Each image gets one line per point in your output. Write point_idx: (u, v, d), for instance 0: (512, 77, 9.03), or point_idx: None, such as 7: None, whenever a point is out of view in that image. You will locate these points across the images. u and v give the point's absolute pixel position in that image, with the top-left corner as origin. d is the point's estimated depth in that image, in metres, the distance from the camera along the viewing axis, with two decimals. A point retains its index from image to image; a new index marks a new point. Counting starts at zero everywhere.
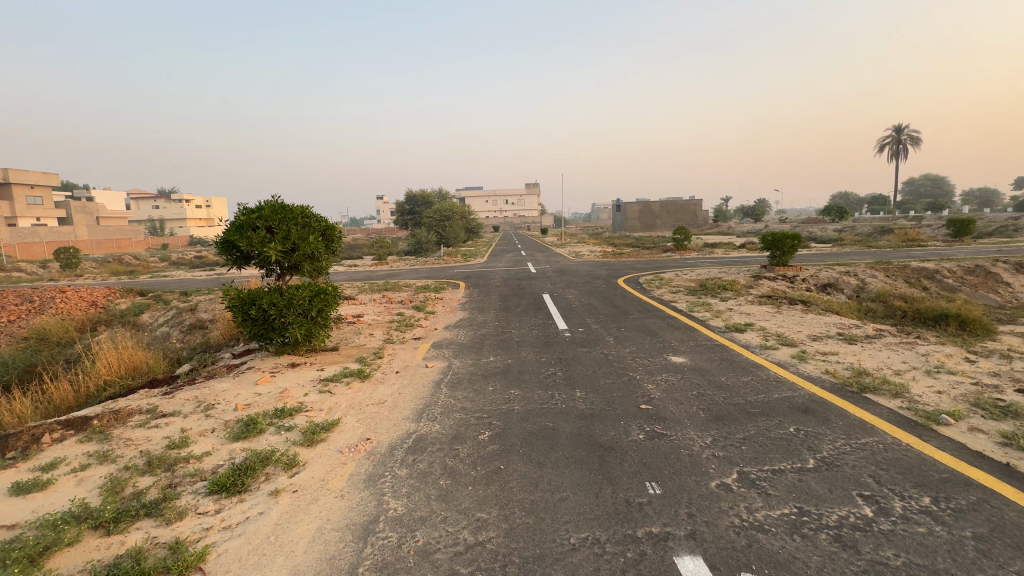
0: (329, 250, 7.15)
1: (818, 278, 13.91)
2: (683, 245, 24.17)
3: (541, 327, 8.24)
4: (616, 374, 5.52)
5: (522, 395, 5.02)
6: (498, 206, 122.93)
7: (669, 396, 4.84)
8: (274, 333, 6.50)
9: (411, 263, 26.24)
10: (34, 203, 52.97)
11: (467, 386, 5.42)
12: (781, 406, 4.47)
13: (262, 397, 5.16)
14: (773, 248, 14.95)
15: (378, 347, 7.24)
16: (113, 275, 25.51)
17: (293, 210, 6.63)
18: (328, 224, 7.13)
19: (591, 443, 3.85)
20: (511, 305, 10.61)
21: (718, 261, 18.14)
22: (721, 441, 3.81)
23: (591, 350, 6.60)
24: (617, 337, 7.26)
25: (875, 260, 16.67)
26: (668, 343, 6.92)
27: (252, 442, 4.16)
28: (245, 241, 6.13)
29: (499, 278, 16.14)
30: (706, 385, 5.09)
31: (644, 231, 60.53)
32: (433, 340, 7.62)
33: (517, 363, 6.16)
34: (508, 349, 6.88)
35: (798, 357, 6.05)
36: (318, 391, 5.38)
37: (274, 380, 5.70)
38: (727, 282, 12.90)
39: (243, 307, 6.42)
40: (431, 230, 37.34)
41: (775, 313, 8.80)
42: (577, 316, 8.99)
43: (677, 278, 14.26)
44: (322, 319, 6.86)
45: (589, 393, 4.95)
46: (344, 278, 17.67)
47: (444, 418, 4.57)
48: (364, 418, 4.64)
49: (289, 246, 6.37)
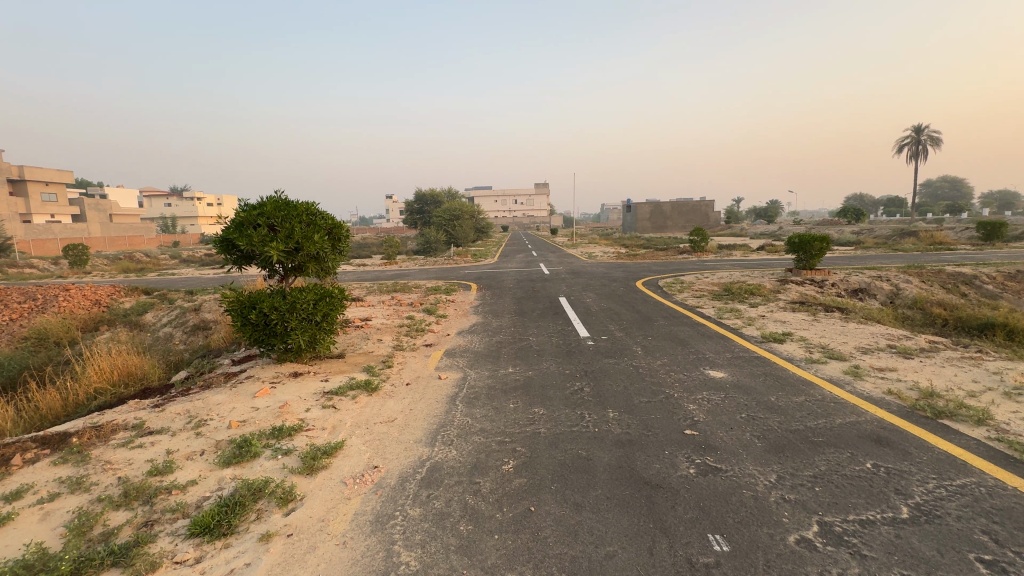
0: (336, 250, 6.65)
1: (848, 283, 13.22)
2: (700, 247, 23.53)
3: (561, 334, 7.72)
4: (650, 391, 4.96)
5: (548, 415, 4.48)
6: (507, 206, 122.37)
7: (716, 419, 4.27)
8: (276, 339, 6.02)
9: (420, 263, 25.75)
10: (48, 200, 53.44)
11: (485, 402, 4.88)
12: (849, 436, 3.87)
13: (259, 413, 4.67)
14: (800, 250, 14.26)
15: (386, 355, 6.73)
16: (122, 273, 25.32)
17: (298, 207, 6.14)
18: (335, 222, 6.63)
19: (635, 479, 3.30)
20: (526, 309, 10.07)
21: (739, 264, 17.44)
22: (788, 480, 3.24)
23: (619, 362, 6.04)
24: (645, 347, 6.70)
25: (906, 264, 15.91)
26: (703, 354, 6.33)
27: (244, 469, 3.65)
28: (243, 240, 5.65)
29: (512, 279, 15.62)
30: (755, 406, 4.51)
31: (655, 232, 59.75)
32: (446, 348, 7.11)
33: (539, 376, 5.61)
34: (528, 359, 6.34)
35: (853, 374, 5.43)
36: (321, 406, 4.87)
37: (273, 393, 5.21)
38: (752, 286, 12.26)
39: (242, 311, 5.94)
40: (441, 229, 36.95)
41: (813, 321, 8.18)
42: (599, 323, 8.42)
43: (698, 281, 13.65)
44: (327, 325, 6.36)
45: (623, 414, 4.40)
46: (352, 278, 17.28)
47: (461, 441, 4.03)
48: (372, 440, 4.12)
49: (292, 246, 5.88)
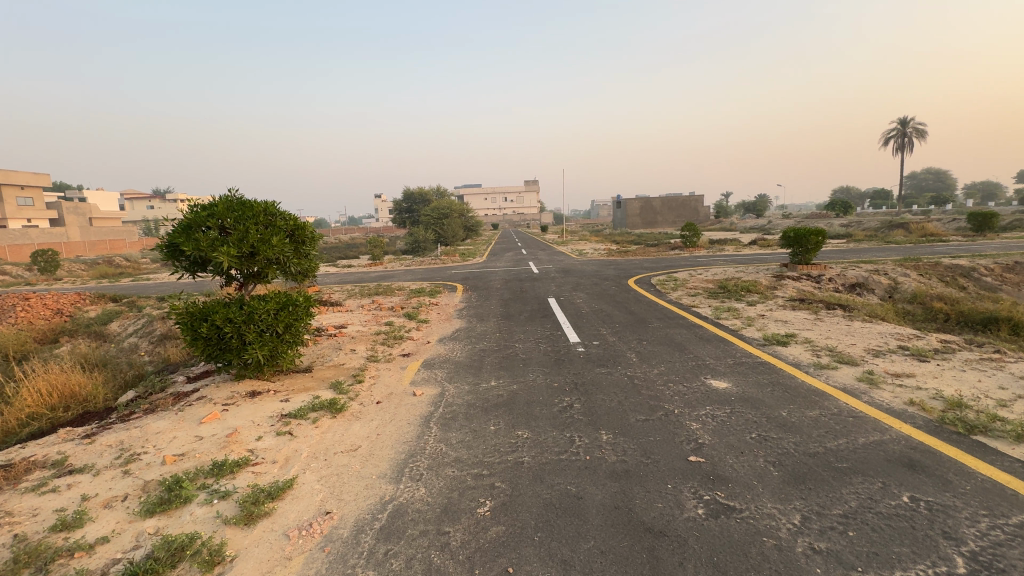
0: (299, 254, 6.04)
1: (845, 278, 12.84)
2: (691, 243, 23.20)
3: (549, 339, 7.19)
4: (648, 407, 4.44)
5: (533, 439, 3.93)
6: (497, 204, 121.66)
7: (723, 440, 3.76)
8: (232, 354, 5.41)
9: (406, 263, 25.04)
10: (23, 204, 51.84)
11: (463, 424, 4.33)
12: (877, 461, 3.37)
13: (202, 444, 4.06)
14: (795, 244, 13.86)
15: (358, 368, 6.13)
16: (95, 279, 24.33)
17: (255, 207, 5.53)
18: (299, 223, 6.02)
19: (634, 525, 2.76)
20: (513, 312, 9.52)
21: (732, 260, 17.04)
22: (815, 522, 2.72)
23: (611, 371, 5.52)
24: (640, 354, 6.18)
25: (902, 257, 15.60)
26: (702, 360, 5.82)
27: (168, 520, 3.05)
28: (189, 244, 5.01)
29: (500, 279, 15.06)
30: (766, 424, 4.01)
31: (646, 227, 59.54)
32: (425, 358, 6.53)
33: (524, 391, 5.07)
34: (513, 370, 5.80)
35: (868, 383, 4.94)
36: (276, 433, 4.28)
37: (224, 417, 4.61)
38: (748, 283, 11.82)
39: (193, 323, 5.35)
40: (429, 228, 36.22)
41: (816, 320, 7.72)
42: (590, 326, 7.88)
43: (692, 278, 13.20)
44: (290, 337, 5.77)
45: (618, 437, 3.87)
46: (334, 281, 16.60)
47: (432, 476, 3.47)
48: (328, 477, 3.54)
49: (247, 251, 5.25)
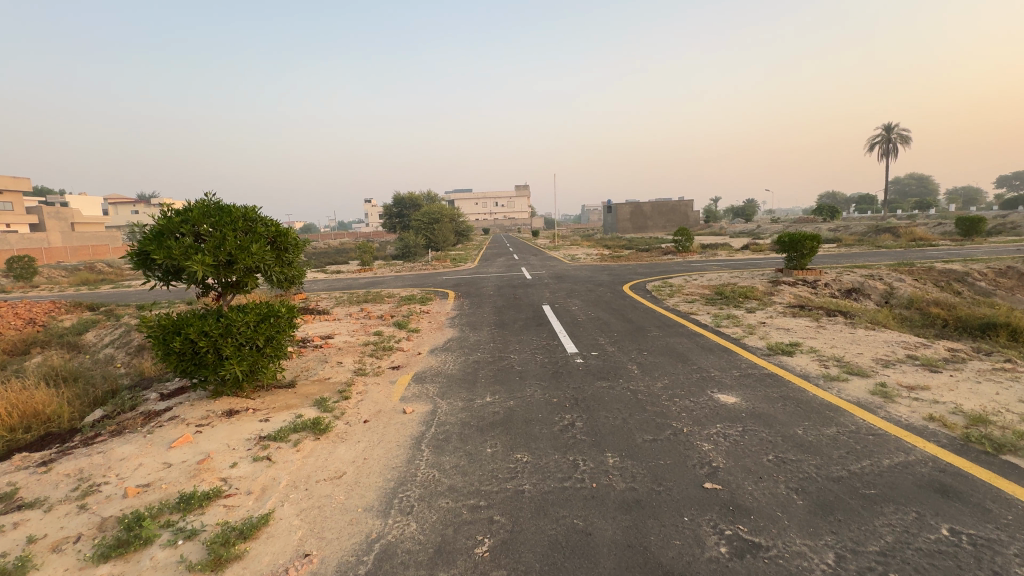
0: (281, 261, 5.68)
1: (841, 283, 12.73)
2: (684, 248, 23.13)
3: (546, 350, 6.90)
4: (655, 425, 4.16)
5: (534, 463, 3.63)
6: (488, 209, 121.52)
7: (739, 463, 3.48)
8: (208, 370, 5.04)
9: (397, 269, 24.64)
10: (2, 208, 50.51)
11: (457, 446, 4.01)
12: (906, 486, 3.12)
13: (169, 473, 3.70)
14: (790, 249, 13.74)
15: (344, 383, 5.78)
16: (74, 285, 23.57)
17: (233, 213, 5.18)
18: (281, 229, 5.66)
19: (652, 568, 2.47)
20: (507, 320, 9.21)
21: (726, 265, 16.90)
22: (852, 562, 2.45)
23: (613, 385, 5.23)
24: (641, 365, 5.90)
25: (895, 262, 15.58)
26: (707, 372, 5.56)
27: (124, 566, 2.69)
28: (160, 252, 4.64)
29: (492, 286, 14.76)
30: (782, 443, 3.75)
31: (637, 232, 59.71)
32: (415, 371, 6.20)
33: (522, 407, 4.76)
34: (509, 384, 5.49)
35: (883, 396, 4.70)
36: (253, 458, 3.93)
37: (197, 440, 4.24)
38: (745, 288, 11.64)
39: (166, 337, 4.97)
40: (419, 233, 35.84)
41: (819, 328, 7.52)
42: (588, 335, 7.61)
43: (687, 284, 13.01)
44: (271, 350, 5.41)
45: (625, 460, 3.58)
46: (322, 287, 16.17)
47: (424, 509, 3.15)
48: (308, 510, 3.20)
49: (224, 258, 4.89)
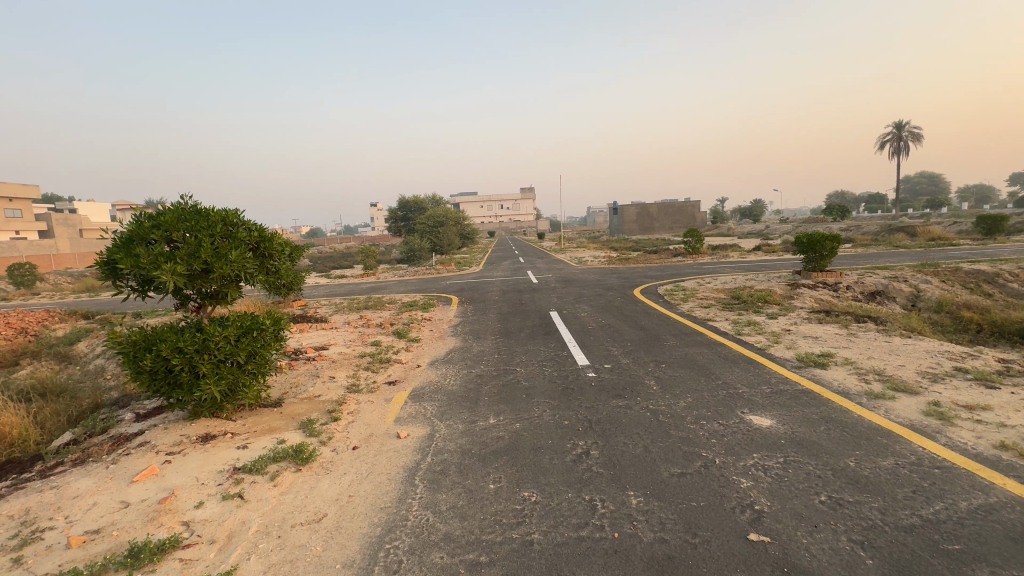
0: (266, 269, 5.21)
1: (864, 285, 12.10)
2: (694, 249, 22.54)
3: (554, 362, 6.38)
4: (682, 455, 3.63)
5: (543, 505, 3.11)
6: (494, 211, 121.17)
7: (787, 507, 2.94)
8: (183, 390, 4.58)
9: (400, 273, 24.21)
10: (12, 215, 50.85)
11: (455, 482, 3.49)
12: (998, 539, 2.56)
13: (125, 515, 3.22)
14: (809, 250, 13.11)
15: (335, 401, 5.28)
16: (75, 292, 23.32)
17: (211, 217, 4.71)
18: (266, 234, 5.16)
19: None
20: (513, 328, 8.70)
21: (740, 267, 16.26)
22: None
23: (630, 405, 4.70)
24: (660, 380, 5.36)
25: (918, 263, 14.87)
26: (734, 388, 5.02)
27: None
28: (127, 260, 4.16)
29: (497, 290, 14.26)
30: (835, 480, 3.19)
31: (643, 233, 59.07)
32: (413, 387, 5.70)
33: (529, 432, 4.25)
34: (515, 402, 4.97)
35: (939, 418, 4.12)
36: (223, 495, 3.44)
37: (163, 473, 3.77)
38: (762, 292, 11.07)
39: (136, 354, 4.51)
40: (424, 237, 35.45)
41: (850, 336, 6.93)
42: (599, 345, 7.08)
43: (701, 288, 12.42)
44: (254, 367, 4.95)
45: (651, 502, 3.05)
46: (323, 293, 15.74)
47: (413, 567, 2.63)
48: (276, 567, 2.70)
49: (198, 267, 4.40)
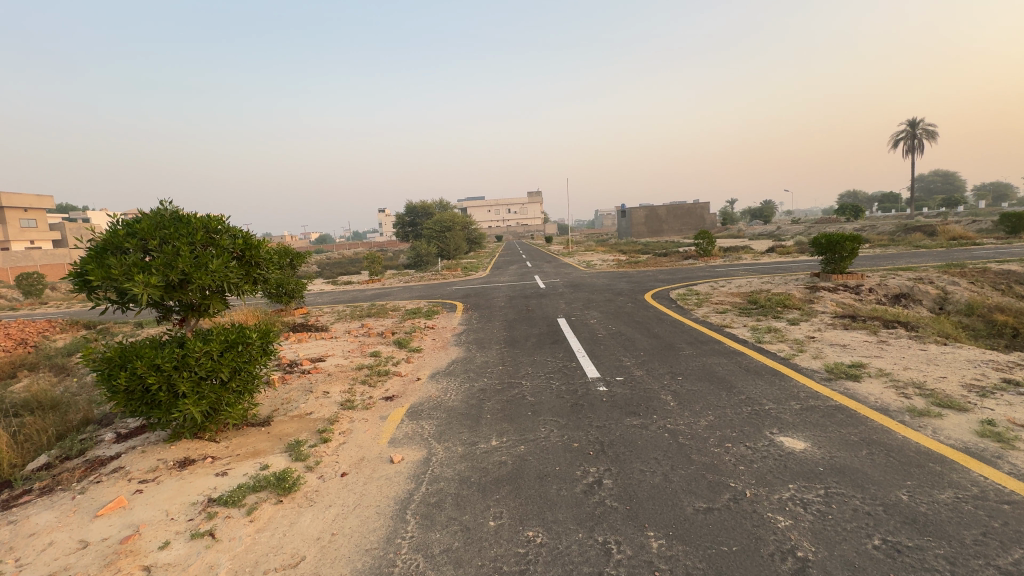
0: (252, 278, 4.90)
1: (887, 288, 11.54)
2: (705, 251, 22.05)
3: (562, 374, 5.98)
4: (708, 486, 3.21)
5: (551, 548, 2.71)
6: (501, 215, 121.02)
7: (836, 554, 2.51)
8: (160, 410, 4.24)
9: (407, 278, 23.95)
10: (27, 226, 51.62)
11: (450, 519, 3.09)
12: None
13: (80, 558, 2.87)
14: (828, 251, 12.58)
15: (327, 419, 4.92)
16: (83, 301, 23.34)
17: (190, 224, 4.40)
18: (251, 241, 4.83)
19: None
20: (518, 337, 8.32)
21: (754, 270, 15.71)
22: None
23: (646, 424, 4.27)
24: (677, 395, 4.93)
25: (943, 263, 14.24)
26: (760, 405, 4.58)
27: None
28: (98, 271, 3.84)
29: (504, 296, 13.89)
30: (890, 520, 2.74)
31: (652, 236, 58.50)
32: (411, 403, 5.32)
33: (535, 456, 3.85)
34: (519, 421, 4.57)
35: (998, 440, 3.65)
36: (192, 534, 3.08)
37: (131, 506, 3.42)
38: (780, 296, 10.58)
39: (110, 372, 4.17)
40: (431, 241, 35.28)
41: (881, 344, 6.46)
42: (609, 355, 6.66)
43: (715, 292, 11.95)
44: (238, 385, 4.62)
45: (675, 546, 2.64)
46: (327, 300, 15.52)
47: None
48: None
49: (175, 278, 4.07)
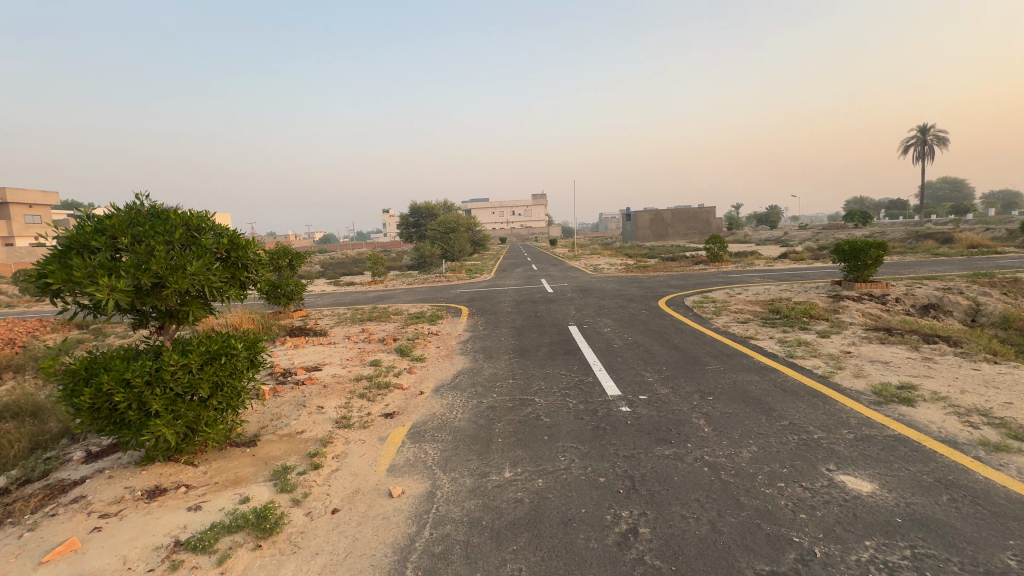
0: (238, 282, 4.40)
1: (915, 298, 10.96)
2: (716, 256, 21.49)
3: (579, 389, 5.47)
4: (766, 541, 2.68)
5: None
6: (505, 217, 120.59)
7: None
8: (129, 431, 3.74)
9: (410, 280, 23.47)
10: (32, 222, 51.60)
11: None
12: None
13: None
14: (851, 258, 12.02)
15: (319, 441, 4.41)
16: None
17: (168, 221, 3.92)
18: (237, 240, 4.33)
19: None
20: (528, 346, 7.80)
21: (770, 277, 15.13)
22: None
23: (680, 455, 3.74)
24: (711, 420, 4.41)
25: (969, 272, 13.64)
26: (807, 434, 4.05)
27: None
28: (57, 274, 3.36)
29: (511, 300, 13.39)
30: None
31: (657, 240, 57.97)
32: (414, 423, 4.80)
33: (556, 493, 3.32)
34: (535, 447, 4.05)
35: None
36: None
37: (83, 550, 2.91)
38: (803, 305, 10.03)
39: (75, 388, 3.68)
40: (436, 242, 34.83)
41: (927, 362, 5.90)
42: (628, 369, 6.14)
43: (732, 299, 11.42)
44: (221, 401, 4.13)
45: None
46: (328, 302, 15.06)
47: None
48: None
49: (147, 281, 3.57)
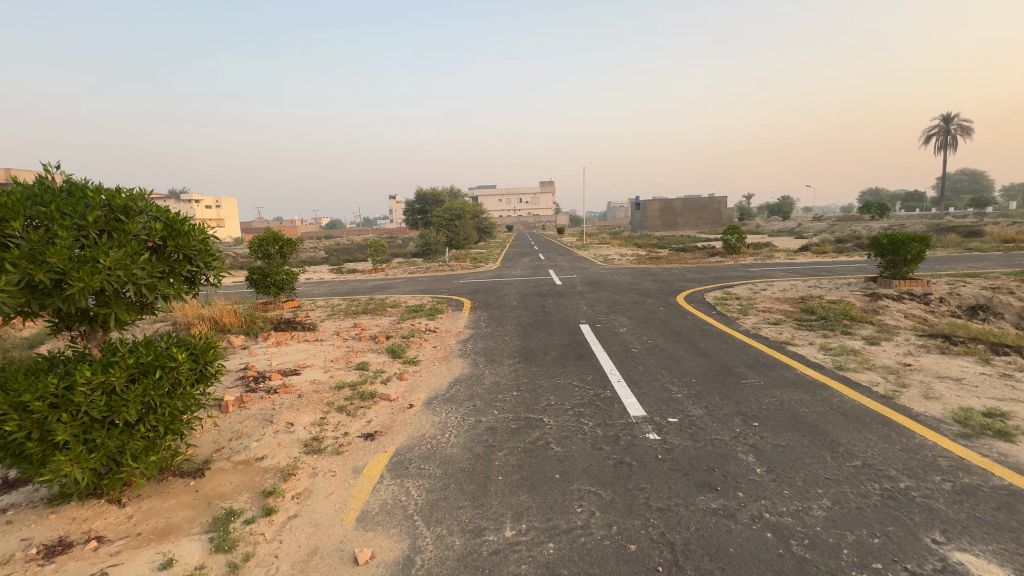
0: (181, 277, 3.57)
1: (962, 298, 9.94)
2: (732, 248, 20.44)
3: (597, 407, 4.61)
4: None
5: None
6: (512, 205, 119.14)
7: None
8: (31, 467, 2.95)
9: (414, 269, 22.66)
10: None
11: None
12: None
13: None
14: (890, 253, 11.00)
15: (279, 473, 3.61)
16: None
17: (80, 201, 3.08)
18: (177, 225, 3.49)
19: None
20: (536, 348, 6.95)
21: (796, 271, 14.11)
22: None
23: (733, 514, 2.88)
24: (763, 457, 3.54)
25: (1015, 270, 12.54)
26: (891, 483, 3.17)
27: None
28: None
29: (517, 293, 12.51)
30: None
31: (667, 230, 56.70)
32: (396, 449, 3.97)
33: (572, 570, 2.48)
34: (544, 493, 3.20)
35: None
36: None
37: None
38: (838, 304, 9.07)
39: None
40: (441, 229, 33.88)
41: (1008, 381, 4.96)
42: (653, 382, 5.26)
43: (759, 296, 10.46)
44: (156, 426, 3.33)
45: None
46: (325, 292, 14.26)
47: None
48: None
49: (44, 278, 2.74)
